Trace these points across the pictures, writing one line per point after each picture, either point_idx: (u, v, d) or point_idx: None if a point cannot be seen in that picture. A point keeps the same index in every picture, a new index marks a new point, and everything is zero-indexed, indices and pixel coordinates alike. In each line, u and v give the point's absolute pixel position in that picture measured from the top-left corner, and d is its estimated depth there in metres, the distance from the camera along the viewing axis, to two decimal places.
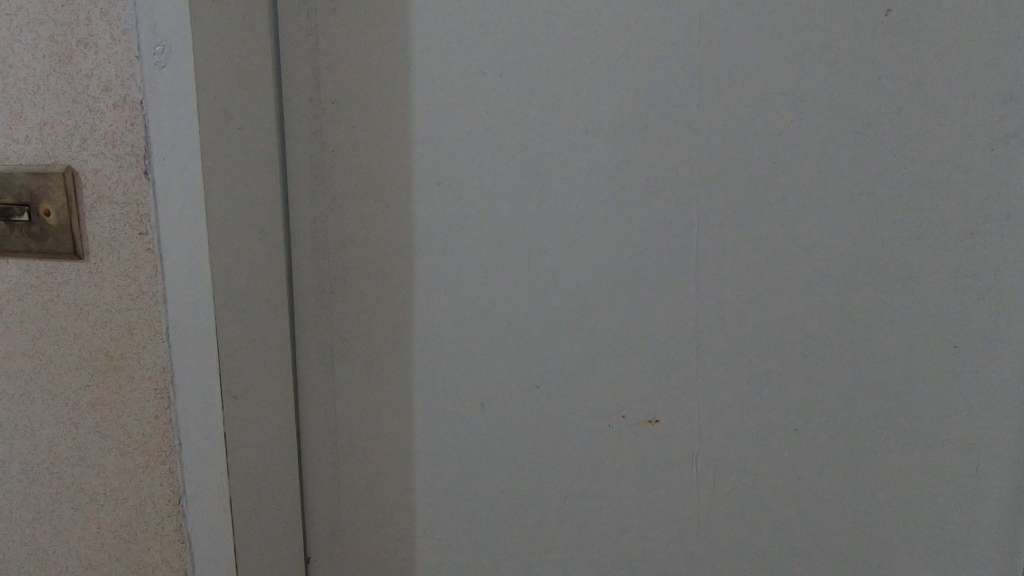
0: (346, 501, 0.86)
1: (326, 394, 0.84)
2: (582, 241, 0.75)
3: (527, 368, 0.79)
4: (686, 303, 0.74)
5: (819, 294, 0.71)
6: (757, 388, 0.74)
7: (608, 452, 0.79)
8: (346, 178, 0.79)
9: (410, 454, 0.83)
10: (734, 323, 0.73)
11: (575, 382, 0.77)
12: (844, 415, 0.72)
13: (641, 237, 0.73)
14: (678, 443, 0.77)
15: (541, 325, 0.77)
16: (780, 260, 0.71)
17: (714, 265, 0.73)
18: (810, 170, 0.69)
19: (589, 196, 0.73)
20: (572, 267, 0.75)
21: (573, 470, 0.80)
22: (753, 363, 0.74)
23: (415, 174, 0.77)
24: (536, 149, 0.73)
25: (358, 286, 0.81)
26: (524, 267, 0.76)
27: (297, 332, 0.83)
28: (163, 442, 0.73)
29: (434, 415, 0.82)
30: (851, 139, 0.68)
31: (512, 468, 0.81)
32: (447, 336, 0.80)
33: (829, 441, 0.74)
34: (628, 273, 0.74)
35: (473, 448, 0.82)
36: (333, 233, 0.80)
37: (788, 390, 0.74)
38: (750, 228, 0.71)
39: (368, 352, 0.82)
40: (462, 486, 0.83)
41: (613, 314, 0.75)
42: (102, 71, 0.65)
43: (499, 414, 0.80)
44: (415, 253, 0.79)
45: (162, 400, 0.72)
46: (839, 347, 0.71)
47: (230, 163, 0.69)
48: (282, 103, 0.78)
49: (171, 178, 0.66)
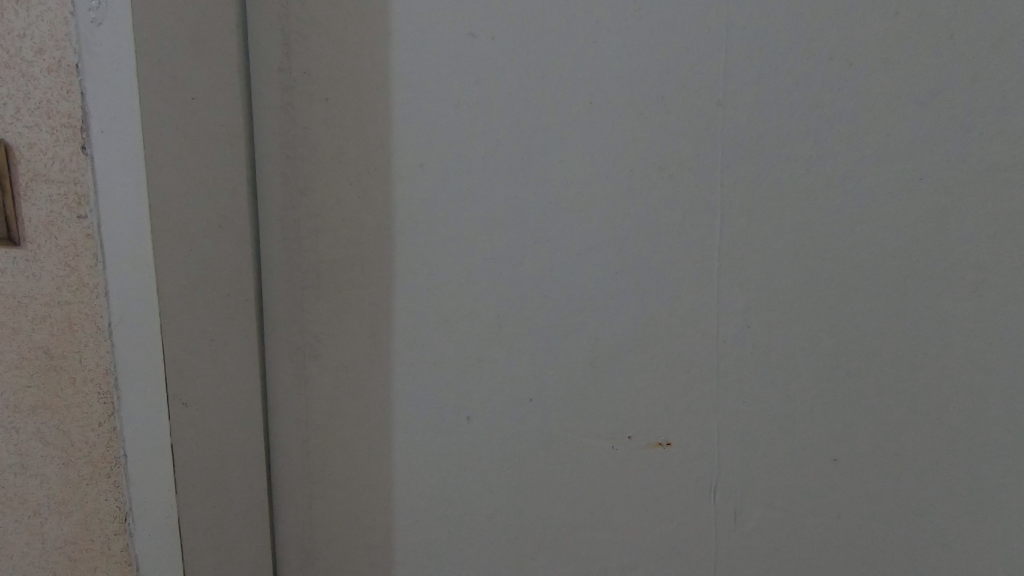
0: (319, 518, 0.77)
1: (297, 401, 0.75)
2: (585, 232, 0.64)
3: (520, 378, 0.69)
4: (707, 306, 0.63)
5: (865, 299, 0.60)
6: (787, 407, 0.63)
7: (613, 476, 0.68)
8: (320, 159, 0.70)
9: (390, 470, 0.74)
10: (762, 331, 0.63)
11: (577, 389, 0.68)
12: (885, 435, 0.62)
13: (655, 228, 0.63)
14: (693, 468, 0.66)
15: (538, 328, 0.67)
16: (819, 258, 0.60)
17: (740, 262, 0.62)
18: (857, 151, 0.58)
19: (595, 177, 0.63)
20: (573, 262, 0.65)
21: (573, 495, 0.70)
22: (784, 378, 0.63)
23: (396, 155, 0.67)
24: (533, 124, 0.64)
25: (333, 281, 0.72)
26: (520, 259, 0.67)
27: (266, 330, 0.74)
28: (108, 452, 0.65)
29: (417, 427, 0.73)
30: (907, 114, 0.57)
31: (504, 485, 0.72)
32: (431, 339, 0.70)
33: (871, 471, 0.63)
34: (638, 270, 0.64)
35: (460, 462, 0.73)
36: (306, 219, 0.71)
37: (824, 410, 0.63)
38: (784, 219, 0.60)
39: (344, 355, 0.73)
40: (447, 508, 0.74)
41: (620, 317, 0.65)
42: (34, 30, 0.57)
43: (490, 424, 0.71)
44: (396, 245, 0.69)
45: (107, 406, 0.64)
46: (885, 362, 0.61)
47: (183, 137, 0.61)
48: (250, 72, 0.69)
49: (110, 155, 0.57)
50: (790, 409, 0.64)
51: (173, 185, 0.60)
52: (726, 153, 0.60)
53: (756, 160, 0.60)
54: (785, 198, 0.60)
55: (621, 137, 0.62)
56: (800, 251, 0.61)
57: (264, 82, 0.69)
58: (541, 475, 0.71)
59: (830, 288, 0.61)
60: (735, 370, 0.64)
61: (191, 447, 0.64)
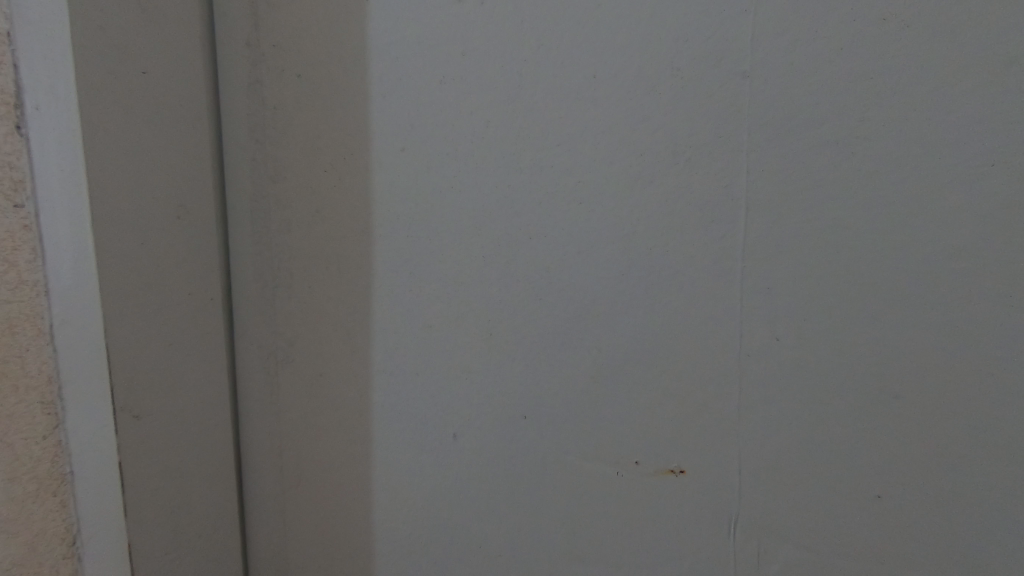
0: (293, 539, 0.70)
1: (269, 410, 0.68)
2: (586, 225, 0.55)
3: (511, 392, 0.60)
4: (732, 317, 0.52)
5: (939, 316, 0.47)
6: (832, 445, 0.51)
7: (616, 511, 0.58)
8: (292, 142, 0.63)
9: (368, 490, 0.67)
10: (799, 349, 0.51)
11: (575, 413, 0.58)
12: (972, 498, 0.48)
13: (669, 222, 0.52)
14: (712, 508, 0.55)
15: (531, 336, 0.58)
16: (875, 261, 0.47)
17: (772, 263, 0.50)
18: (930, 126, 0.45)
19: (599, 162, 0.53)
20: (572, 261, 0.56)
21: (568, 530, 0.60)
22: (827, 408, 0.51)
23: (374, 138, 0.60)
24: (528, 99, 0.54)
25: (306, 279, 0.65)
26: (510, 258, 0.57)
27: (235, 332, 0.68)
28: (52, 471, 0.57)
29: (396, 443, 0.65)
30: (1003, 77, 0.43)
31: (490, 519, 0.63)
32: (413, 345, 0.63)
33: (944, 535, 0.49)
34: (648, 271, 0.54)
35: (443, 489, 0.64)
36: (278, 210, 0.64)
37: (881, 452, 0.50)
38: (829, 212, 0.48)
39: (318, 362, 0.66)
40: (428, 536, 0.65)
41: (627, 326, 0.55)
42: None
43: (476, 448, 0.62)
44: (374, 239, 0.62)
45: (50, 419, 0.56)
46: (967, 397, 0.47)
47: (131, 116, 0.54)
48: (216, 46, 0.62)
49: (46, 134, 0.51)
50: (838, 455, 0.51)
51: (119, 170, 0.53)
52: (760, 133, 0.49)
53: (798, 140, 0.48)
54: (835, 190, 0.48)
55: (629, 114, 0.52)
56: (859, 258, 0.48)
57: (231, 56, 0.62)
58: (533, 510, 0.61)
59: (896, 304, 0.47)
60: (766, 399, 0.52)
61: (143, 464, 0.58)
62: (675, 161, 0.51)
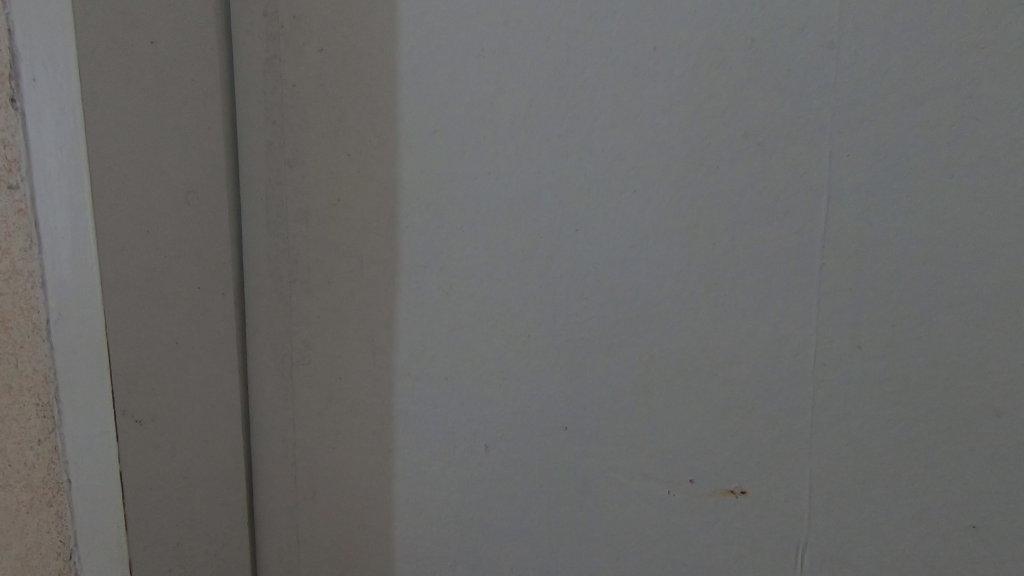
0: (307, 553, 0.65)
1: (283, 414, 0.63)
2: (640, 217, 0.49)
3: (550, 401, 0.54)
4: (807, 321, 0.46)
5: None
6: (920, 467, 0.45)
7: (666, 534, 0.53)
8: (312, 123, 0.57)
9: (389, 504, 0.61)
10: (885, 359, 0.45)
11: (622, 426, 0.53)
12: None
13: (736, 213, 0.47)
14: (776, 532, 0.50)
15: (573, 340, 0.53)
16: (979, 261, 0.42)
17: (857, 263, 0.44)
18: None
19: (659, 146, 0.47)
20: (623, 257, 0.50)
21: (611, 552, 0.55)
22: (916, 426, 0.45)
23: (403, 119, 0.54)
24: (579, 77, 0.49)
25: (326, 273, 0.59)
26: (555, 253, 0.52)
27: (246, 330, 0.62)
28: (47, 477, 0.53)
29: (421, 453, 0.59)
30: None
31: (524, 540, 0.57)
32: (441, 347, 0.57)
33: None
34: (711, 269, 0.48)
35: (472, 506, 0.59)
36: (295, 198, 0.59)
37: (979, 476, 0.44)
38: (926, 205, 0.42)
39: (338, 363, 0.61)
40: (455, 554, 0.60)
41: (684, 330, 0.49)
42: None
43: (510, 463, 0.57)
44: (400, 231, 0.56)
45: (46, 421, 0.52)
46: None
47: (134, 90, 0.49)
48: (231, 16, 0.57)
49: (42, 108, 0.46)
50: (927, 479, 0.45)
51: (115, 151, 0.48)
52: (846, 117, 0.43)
53: (894, 123, 0.42)
54: (935, 179, 0.42)
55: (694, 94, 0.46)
56: (957, 258, 0.42)
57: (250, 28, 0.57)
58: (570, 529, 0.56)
59: (1001, 310, 0.42)
60: (843, 414, 0.47)
61: (148, 473, 0.53)
62: (747, 149, 0.46)
